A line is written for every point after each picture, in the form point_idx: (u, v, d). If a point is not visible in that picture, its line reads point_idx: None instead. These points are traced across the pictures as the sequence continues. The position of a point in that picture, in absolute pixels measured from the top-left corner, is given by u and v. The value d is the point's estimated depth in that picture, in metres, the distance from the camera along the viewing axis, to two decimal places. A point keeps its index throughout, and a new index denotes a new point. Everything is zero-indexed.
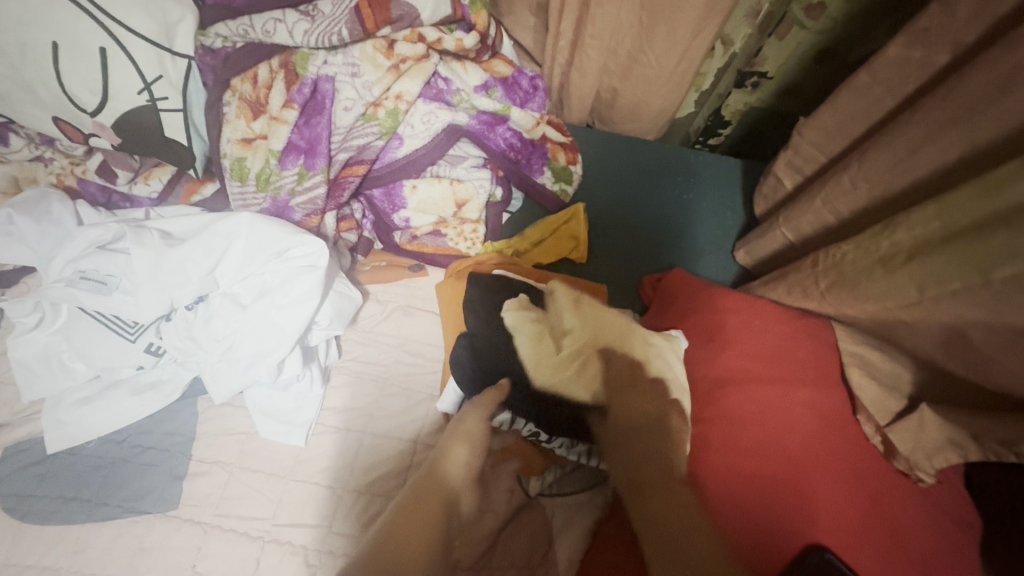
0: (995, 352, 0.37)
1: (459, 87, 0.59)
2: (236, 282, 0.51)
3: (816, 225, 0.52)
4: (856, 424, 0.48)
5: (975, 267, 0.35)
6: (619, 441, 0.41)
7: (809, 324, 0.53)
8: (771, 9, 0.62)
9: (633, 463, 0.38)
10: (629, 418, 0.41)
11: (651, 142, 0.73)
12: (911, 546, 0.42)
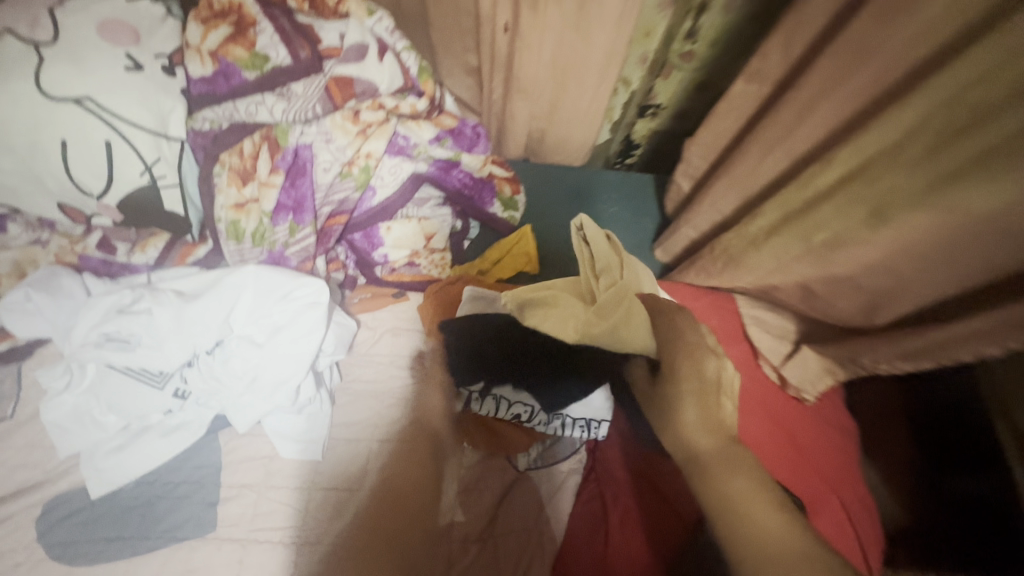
0: (831, 296, 0.53)
1: (417, 142, 0.70)
2: (249, 325, 0.59)
3: (709, 220, 0.67)
4: (757, 366, 0.63)
5: (806, 237, 0.50)
6: (667, 412, 0.41)
7: (717, 299, 0.67)
8: (655, 57, 0.77)
9: (692, 438, 0.39)
10: (677, 388, 0.40)
11: (577, 168, 0.87)
12: (806, 449, 0.57)
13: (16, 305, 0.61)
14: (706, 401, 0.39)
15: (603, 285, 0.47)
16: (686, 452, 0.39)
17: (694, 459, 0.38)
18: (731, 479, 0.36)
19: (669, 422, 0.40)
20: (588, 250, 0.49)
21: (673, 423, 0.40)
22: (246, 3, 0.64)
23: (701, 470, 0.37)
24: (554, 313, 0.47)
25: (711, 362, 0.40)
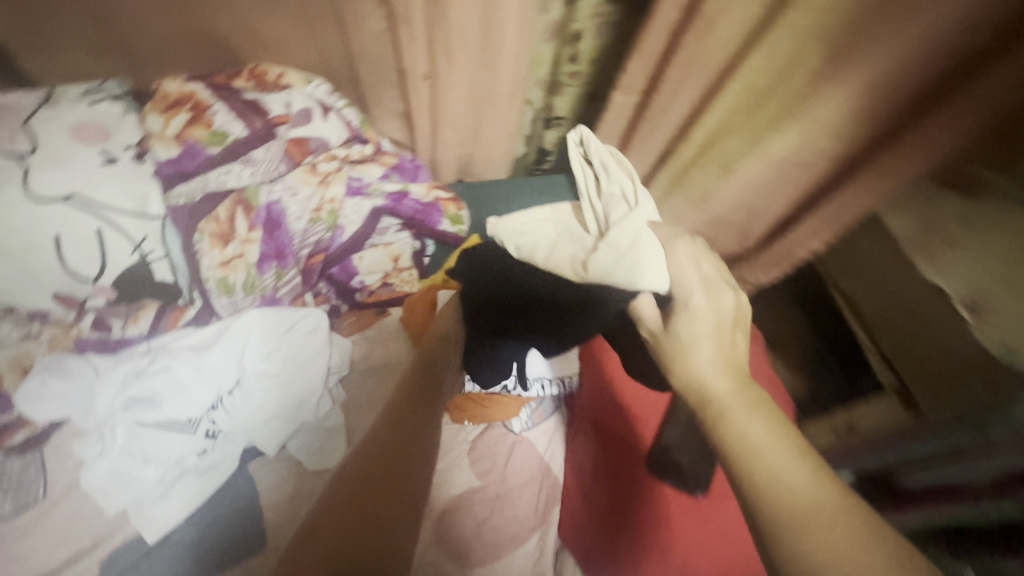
0: (717, 236, 0.71)
1: (369, 182, 0.82)
2: (261, 359, 0.69)
3: None
4: None
5: None
6: (683, 353, 0.46)
7: None
8: (549, 80, 0.94)
9: (707, 378, 0.44)
10: (695, 335, 0.47)
11: (502, 180, 1.05)
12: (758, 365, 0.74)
13: (32, 391, 0.66)
14: (721, 343, 0.46)
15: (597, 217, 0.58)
16: (701, 392, 0.44)
17: (703, 396, 0.44)
18: (745, 420, 0.41)
19: (680, 362, 0.46)
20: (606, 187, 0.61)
21: (684, 365, 0.46)
22: (199, 92, 0.74)
23: (716, 414, 0.42)
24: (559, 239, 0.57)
25: (728, 298, 0.49)
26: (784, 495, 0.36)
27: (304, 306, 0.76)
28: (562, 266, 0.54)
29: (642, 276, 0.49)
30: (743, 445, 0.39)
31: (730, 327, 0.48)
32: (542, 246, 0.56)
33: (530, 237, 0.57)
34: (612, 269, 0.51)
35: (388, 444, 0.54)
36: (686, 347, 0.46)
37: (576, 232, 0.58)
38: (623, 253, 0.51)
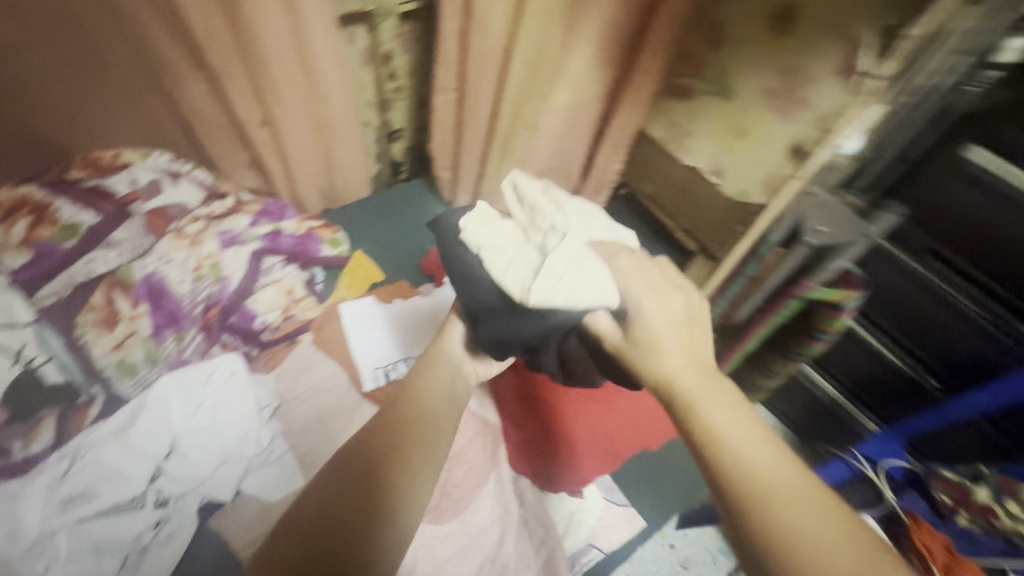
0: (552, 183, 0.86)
1: (240, 231, 0.87)
2: (190, 417, 0.72)
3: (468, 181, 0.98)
4: None
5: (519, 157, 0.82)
6: (646, 350, 0.51)
7: None
8: (378, 99, 1.04)
9: (671, 374, 0.49)
10: (647, 333, 0.51)
11: (365, 198, 1.14)
12: None
13: None
14: (682, 338, 0.51)
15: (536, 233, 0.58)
16: (667, 388, 0.49)
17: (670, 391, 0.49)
18: (710, 410, 0.46)
19: (646, 361, 0.51)
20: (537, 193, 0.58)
21: (650, 361, 0.51)
22: (33, 194, 0.73)
23: (682, 402, 0.48)
24: (502, 259, 0.57)
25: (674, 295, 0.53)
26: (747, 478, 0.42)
27: (216, 361, 0.78)
28: (511, 289, 0.56)
29: (589, 298, 0.54)
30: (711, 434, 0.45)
31: (688, 323, 0.52)
32: (493, 266, 0.57)
33: (484, 253, 0.57)
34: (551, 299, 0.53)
35: (378, 458, 0.56)
36: (651, 351, 0.51)
37: (522, 248, 0.58)
38: (575, 283, 0.54)
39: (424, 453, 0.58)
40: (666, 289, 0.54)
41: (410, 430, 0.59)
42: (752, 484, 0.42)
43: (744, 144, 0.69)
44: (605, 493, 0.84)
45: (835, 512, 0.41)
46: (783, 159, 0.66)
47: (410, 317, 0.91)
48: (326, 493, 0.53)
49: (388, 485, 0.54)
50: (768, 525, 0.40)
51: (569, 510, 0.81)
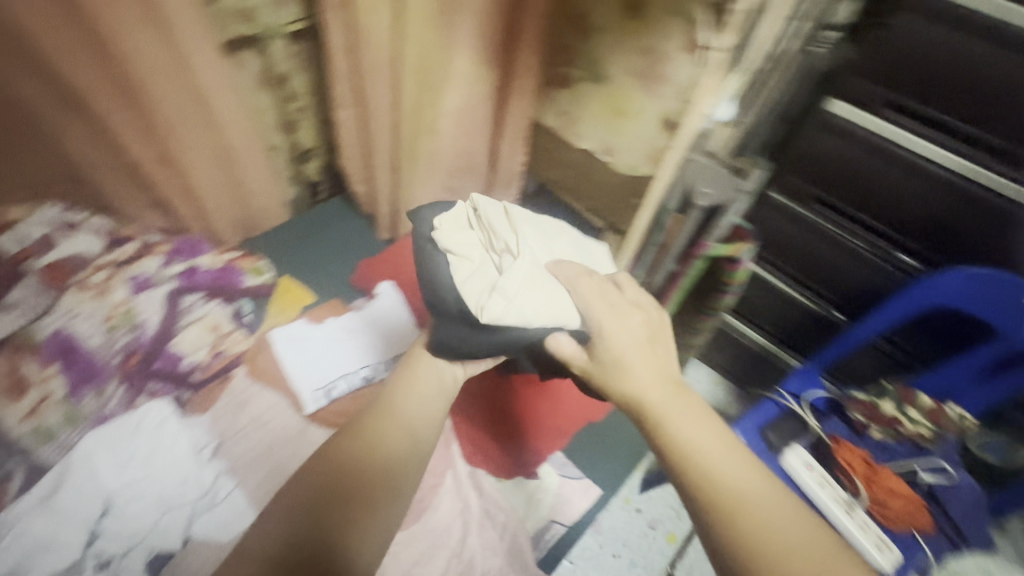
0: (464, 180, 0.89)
1: (152, 273, 0.85)
2: (122, 471, 0.70)
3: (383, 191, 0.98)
4: None
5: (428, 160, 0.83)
6: (616, 368, 0.56)
7: None
8: (281, 121, 1.03)
9: (640, 392, 0.55)
10: (615, 355, 0.57)
11: (285, 224, 1.10)
12: None
13: None
14: (649, 359, 0.57)
15: (496, 254, 0.64)
16: (636, 403, 0.55)
17: (639, 406, 0.55)
18: (676, 423, 0.53)
19: (616, 379, 0.56)
20: (501, 219, 0.65)
21: (619, 378, 0.56)
22: None
23: (652, 418, 0.54)
24: (464, 274, 0.63)
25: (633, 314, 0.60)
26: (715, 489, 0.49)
27: (143, 411, 0.76)
28: (467, 300, 0.61)
29: (542, 319, 0.60)
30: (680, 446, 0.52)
31: (649, 340, 0.59)
32: (456, 275, 0.63)
33: (451, 260, 0.64)
34: (503, 313, 0.59)
35: (350, 459, 0.57)
36: (619, 371, 0.56)
37: (483, 267, 0.64)
38: (529, 303, 0.60)
39: (405, 458, 0.59)
40: (625, 308, 0.60)
41: (390, 435, 0.60)
42: (729, 496, 0.49)
43: (623, 121, 0.74)
44: (559, 470, 0.87)
45: (791, 515, 0.50)
46: (657, 131, 0.71)
47: (350, 336, 0.90)
48: (302, 507, 0.53)
49: (368, 491, 0.55)
50: (738, 534, 0.48)
51: (525, 492, 0.84)
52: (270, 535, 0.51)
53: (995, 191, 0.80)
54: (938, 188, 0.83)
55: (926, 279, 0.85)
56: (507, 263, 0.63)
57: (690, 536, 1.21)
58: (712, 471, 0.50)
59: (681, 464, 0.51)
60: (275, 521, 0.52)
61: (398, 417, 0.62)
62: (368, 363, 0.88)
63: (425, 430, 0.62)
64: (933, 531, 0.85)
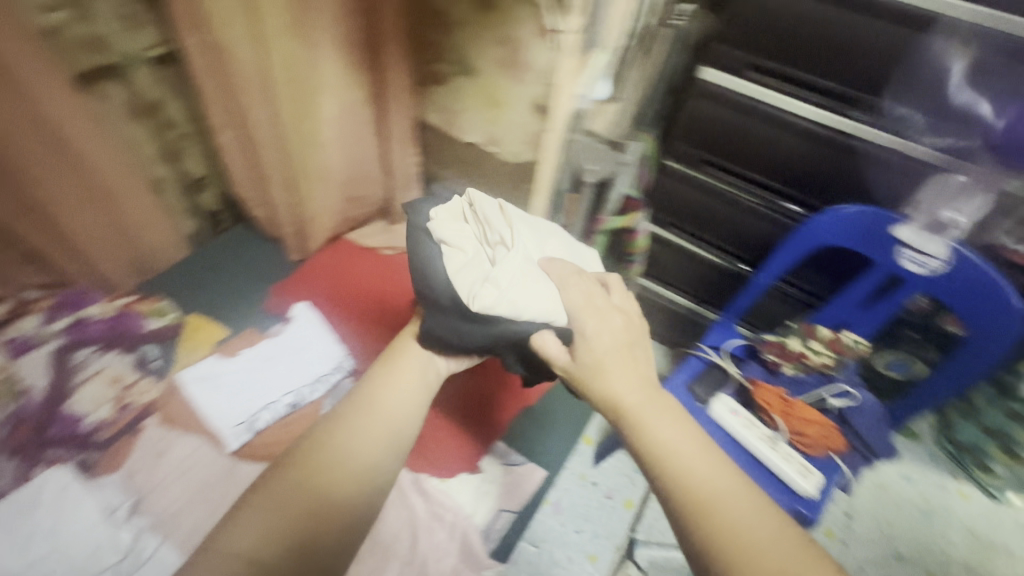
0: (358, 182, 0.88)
1: (34, 334, 0.82)
2: (27, 544, 0.66)
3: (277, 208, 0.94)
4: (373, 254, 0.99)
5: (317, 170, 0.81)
6: (596, 374, 0.60)
7: (331, 251, 0.99)
8: (163, 152, 0.97)
9: (618, 398, 0.58)
10: (597, 360, 0.61)
11: (185, 258, 1.04)
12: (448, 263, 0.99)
13: None
14: (625, 366, 0.60)
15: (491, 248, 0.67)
16: (615, 408, 0.58)
17: (618, 411, 0.59)
18: (652, 427, 0.56)
19: (596, 384, 0.60)
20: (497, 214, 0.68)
21: (599, 384, 0.60)
22: None
23: (630, 422, 0.57)
24: (462, 266, 0.65)
25: (614, 317, 0.65)
26: (690, 491, 0.52)
27: (41, 479, 0.71)
28: (462, 290, 0.64)
29: (534, 310, 0.63)
30: (656, 449, 0.55)
31: (627, 345, 0.63)
32: (451, 264, 0.65)
33: (447, 250, 0.66)
34: (497, 304, 0.62)
35: (338, 457, 0.59)
36: (599, 375, 0.60)
37: (478, 259, 0.66)
38: (524, 294, 0.64)
39: (382, 452, 0.61)
40: (608, 312, 0.65)
41: (369, 428, 0.62)
42: (702, 497, 0.51)
43: (499, 112, 0.68)
44: (502, 460, 0.88)
45: (764, 512, 0.52)
46: (531, 117, 0.67)
47: (269, 364, 0.86)
48: (276, 500, 0.54)
49: (343, 483, 0.57)
50: (712, 534, 0.50)
51: (472, 487, 0.84)
52: (239, 527, 0.52)
53: (842, 133, 0.86)
54: (799, 137, 0.90)
55: (809, 221, 0.91)
56: (502, 256, 0.66)
57: (646, 499, 1.26)
58: (685, 474, 0.53)
59: (658, 459, 0.54)
60: (245, 514, 0.53)
61: (377, 411, 0.64)
62: (291, 388, 0.84)
63: (403, 423, 0.64)
64: (847, 452, 0.93)
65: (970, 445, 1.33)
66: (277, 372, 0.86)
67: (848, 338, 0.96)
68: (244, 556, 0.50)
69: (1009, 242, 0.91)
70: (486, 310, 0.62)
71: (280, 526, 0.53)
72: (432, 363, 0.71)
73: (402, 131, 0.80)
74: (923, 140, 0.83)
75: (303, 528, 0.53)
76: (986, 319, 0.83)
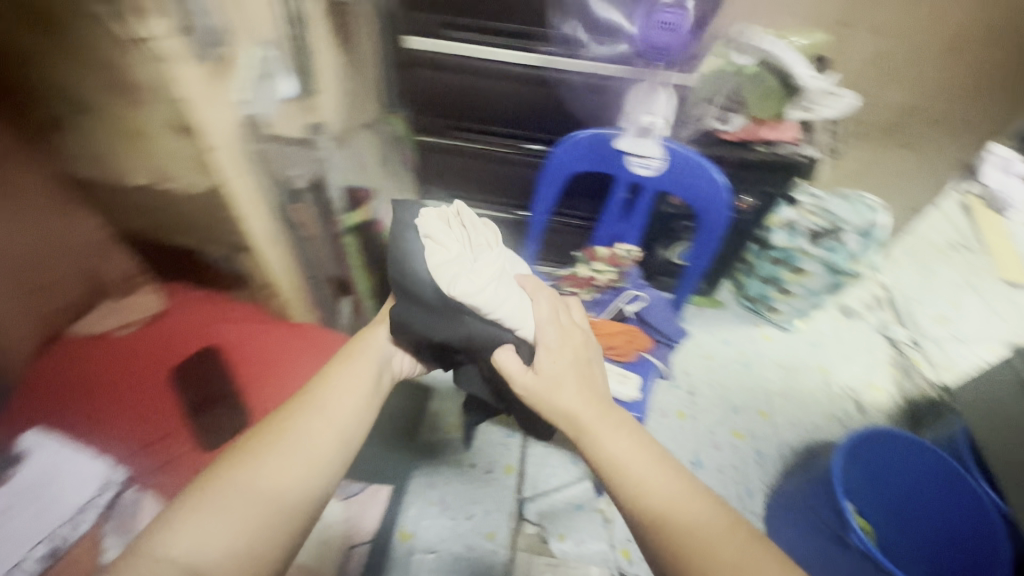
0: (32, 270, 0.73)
1: None
2: None
3: None
4: (95, 340, 0.79)
5: None
6: (552, 390, 0.64)
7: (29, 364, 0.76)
8: None
9: (573, 412, 0.62)
10: (554, 379, 0.65)
11: None
12: (199, 318, 0.86)
13: None
14: (578, 384, 0.65)
15: (474, 251, 0.75)
16: (571, 421, 0.62)
17: (574, 424, 0.62)
18: (608, 439, 0.59)
19: (555, 398, 0.64)
20: (480, 227, 0.78)
21: (556, 398, 0.64)
22: None
23: (586, 434, 0.61)
24: (453, 266, 0.71)
25: (580, 336, 0.72)
26: (653, 500, 0.55)
27: None
28: (447, 279, 0.70)
29: (504, 312, 0.71)
30: (611, 460, 0.58)
31: (586, 361, 0.69)
32: (433, 257, 0.71)
33: (429, 245, 0.72)
34: (478, 297, 0.70)
35: (288, 458, 0.60)
36: (554, 386, 0.65)
37: (464, 257, 0.73)
38: (501, 296, 0.71)
39: (331, 451, 0.64)
40: (574, 331, 0.72)
41: (319, 426, 0.65)
42: (661, 508, 0.54)
43: (145, 142, 0.63)
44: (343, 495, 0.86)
45: (720, 514, 0.54)
46: (180, 140, 0.62)
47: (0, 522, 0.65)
48: (221, 501, 0.55)
49: (290, 480, 0.59)
50: (678, 540, 0.52)
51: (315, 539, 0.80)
52: (177, 534, 0.52)
53: (535, 68, 0.96)
54: (507, 81, 0.98)
55: (552, 156, 0.96)
56: (483, 256, 0.74)
57: (523, 457, 1.29)
58: (642, 486, 0.56)
59: (615, 476, 0.57)
60: (182, 519, 0.53)
61: (328, 412, 0.67)
62: (41, 537, 0.65)
63: (351, 421, 0.68)
64: (655, 348, 1.02)
65: (758, 296, 1.59)
66: (12, 528, 0.65)
67: (622, 250, 1.06)
68: (189, 561, 0.51)
69: (716, 122, 1.22)
70: (463, 296, 0.69)
71: (224, 529, 0.53)
72: (385, 369, 0.77)
73: (46, 196, 0.71)
74: (591, 57, 0.94)
75: (249, 529, 0.54)
76: (707, 198, 0.93)
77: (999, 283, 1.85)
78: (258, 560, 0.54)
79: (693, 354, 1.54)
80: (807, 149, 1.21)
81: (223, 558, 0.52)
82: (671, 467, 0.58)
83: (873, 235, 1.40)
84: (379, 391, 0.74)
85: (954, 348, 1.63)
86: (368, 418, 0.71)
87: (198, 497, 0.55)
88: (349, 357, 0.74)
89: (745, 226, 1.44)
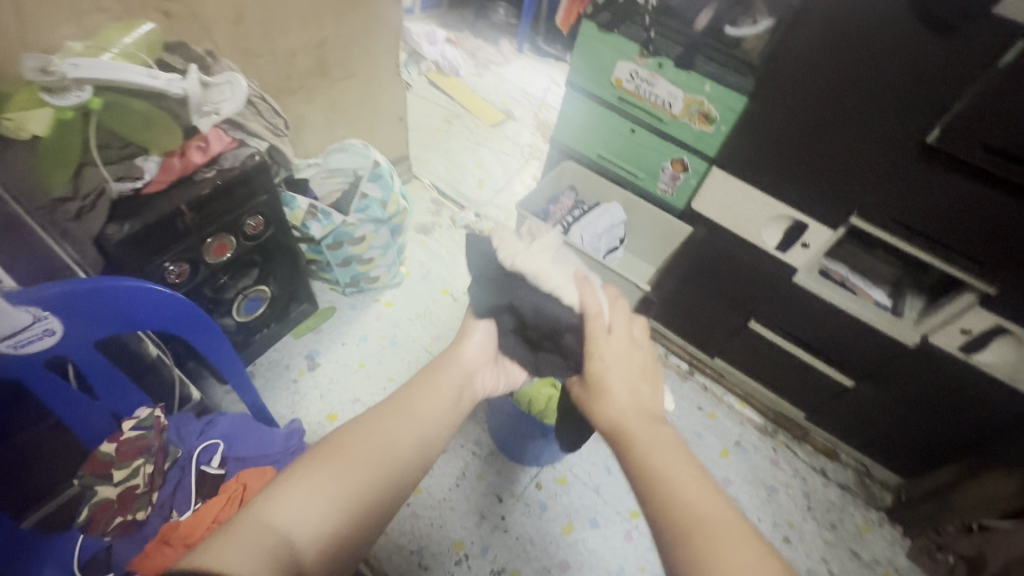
0: None
1: None
2: None
3: None
4: None
5: None
6: (598, 393, 0.68)
7: None
8: None
9: (619, 415, 0.64)
10: (598, 382, 0.68)
11: None
12: None
13: None
14: (632, 393, 0.67)
15: (533, 236, 0.82)
16: (614, 425, 0.64)
17: (620, 429, 0.63)
18: (643, 446, 0.59)
19: (600, 400, 0.67)
20: (537, 230, 0.84)
21: (601, 400, 0.67)
22: None
23: (626, 437, 0.62)
24: (522, 250, 0.75)
25: (642, 350, 0.72)
26: (680, 506, 0.53)
27: None
28: (512, 255, 0.75)
29: (561, 285, 0.73)
30: (643, 468, 0.57)
31: (636, 376, 0.68)
32: (500, 242, 0.77)
33: (497, 236, 0.78)
34: (536, 262, 0.74)
35: (376, 447, 0.61)
36: (601, 395, 0.67)
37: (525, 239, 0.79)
38: (558, 266, 0.76)
39: (415, 457, 0.63)
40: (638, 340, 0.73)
41: (407, 432, 0.64)
42: (694, 519, 0.51)
43: None
44: None
45: (754, 547, 0.49)
46: None
47: None
48: (316, 479, 0.56)
49: (377, 473, 0.59)
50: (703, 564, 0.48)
51: None
52: (279, 504, 0.53)
53: None
54: None
55: None
56: (543, 236, 0.80)
57: None
58: (672, 494, 0.54)
59: (650, 480, 0.56)
60: (289, 492, 0.54)
61: (414, 418, 0.67)
62: None
63: (434, 435, 0.67)
64: (278, 469, 0.87)
65: (353, 280, 1.49)
66: None
67: (142, 421, 0.79)
68: (289, 531, 0.51)
69: (124, 183, 0.89)
70: (522, 265, 0.73)
71: (321, 508, 0.54)
72: (465, 386, 0.77)
73: None
74: None
75: (341, 512, 0.55)
76: (161, 311, 0.72)
77: (490, 128, 2.23)
78: (339, 548, 0.53)
79: (346, 375, 1.39)
80: (253, 142, 1.06)
81: (315, 536, 0.52)
82: (707, 486, 0.55)
83: (385, 174, 1.36)
84: (458, 411, 0.73)
85: (501, 199, 1.94)
86: (445, 439, 0.69)
87: (300, 474, 0.56)
88: (430, 376, 0.74)
89: (278, 242, 1.23)
